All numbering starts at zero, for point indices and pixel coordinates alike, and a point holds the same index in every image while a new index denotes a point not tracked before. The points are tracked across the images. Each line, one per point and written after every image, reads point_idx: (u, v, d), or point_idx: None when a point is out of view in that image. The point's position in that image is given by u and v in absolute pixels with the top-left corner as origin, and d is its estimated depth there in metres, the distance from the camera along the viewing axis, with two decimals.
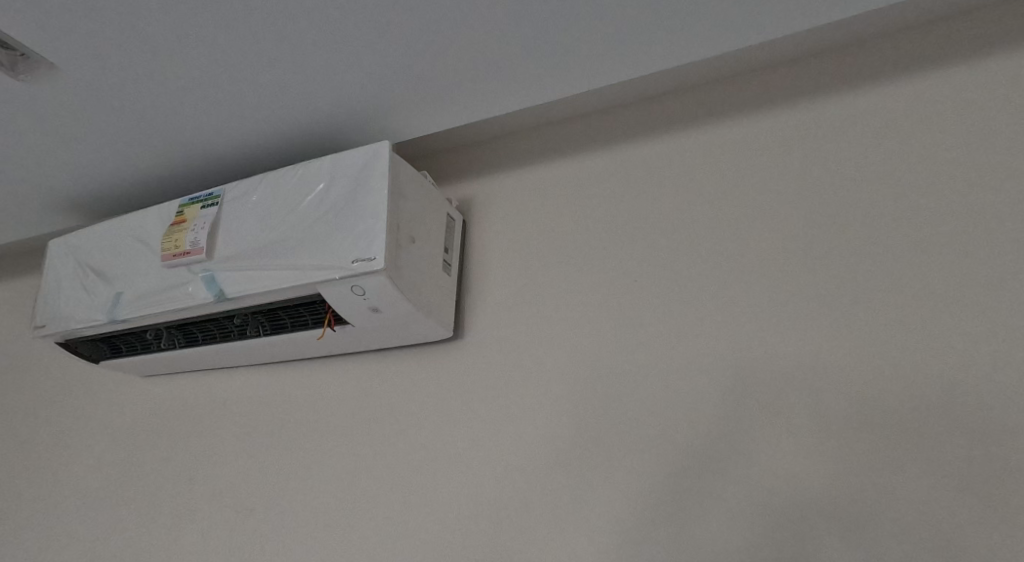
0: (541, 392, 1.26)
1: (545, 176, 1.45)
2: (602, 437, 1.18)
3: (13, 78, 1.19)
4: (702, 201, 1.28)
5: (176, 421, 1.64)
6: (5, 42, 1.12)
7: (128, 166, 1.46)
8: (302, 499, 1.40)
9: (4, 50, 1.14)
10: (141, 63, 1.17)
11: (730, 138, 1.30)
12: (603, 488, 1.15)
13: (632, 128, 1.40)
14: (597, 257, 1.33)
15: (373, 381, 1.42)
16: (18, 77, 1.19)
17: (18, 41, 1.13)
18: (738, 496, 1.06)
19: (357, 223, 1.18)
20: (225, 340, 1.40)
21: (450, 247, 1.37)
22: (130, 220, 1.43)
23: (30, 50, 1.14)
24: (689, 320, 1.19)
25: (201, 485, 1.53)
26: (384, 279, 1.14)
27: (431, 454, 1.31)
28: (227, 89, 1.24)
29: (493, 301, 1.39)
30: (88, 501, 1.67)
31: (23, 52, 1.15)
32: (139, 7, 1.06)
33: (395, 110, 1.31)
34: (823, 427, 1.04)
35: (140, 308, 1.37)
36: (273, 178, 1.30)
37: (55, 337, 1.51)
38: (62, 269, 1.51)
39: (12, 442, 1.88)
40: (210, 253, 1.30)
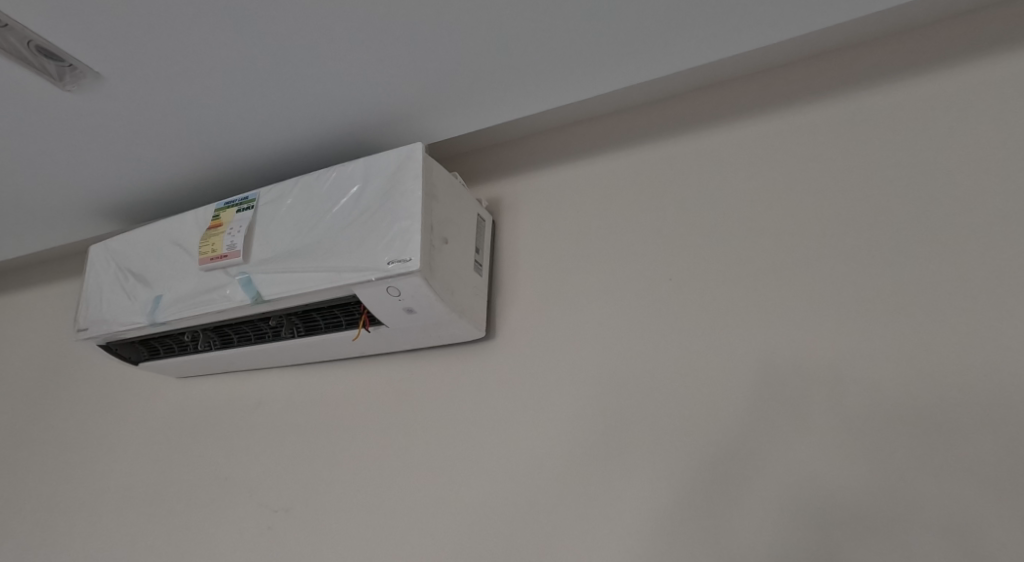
0: (574, 391, 1.27)
1: (574, 174, 1.45)
2: (638, 436, 1.19)
3: (59, 87, 1.23)
4: (734, 197, 1.27)
5: (211, 422, 1.66)
6: (52, 53, 1.16)
7: (165, 171, 1.49)
8: (337, 499, 1.41)
9: (51, 60, 1.18)
10: (181, 69, 1.20)
11: (763, 133, 1.29)
12: (641, 487, 1.15)
13: (662, 125, 1.40)
14: (627, 255, 1.33)
15: (405, 381, 1.43)
16: (64, 87, 1.23)
17: (64, 53, 1.16)
18: (775, 494, 1.06)
19: (392, 225, 1.19)
20: (260, 342, 1.43)
21: (481, 247, 1.37)
22: (168, 224, 1.47)
23: (76, 60, 1.17)
24: (727, 320, 1.19)
25: (236, 485, 1.55)
26: (419, 280, 1.15)
27: (464, 453, 1.32)
28: (263, 94, 1.26)
29: (523, 301, 1.39)
30: (126, 501, 1.70)
31: (69, 63, 1.18)
32: (182, 15, 1.09)
33: (427, 111, 1.32)
34: (860, 425, 1.05)
35: (178, 311, 1.40)
36: (308, 182, 1.32)
37: (97, 341, 1.55)
38: (103, 273, 1.55)
39: (52, 444, 1.92)
40: (247, 256, 1.33)
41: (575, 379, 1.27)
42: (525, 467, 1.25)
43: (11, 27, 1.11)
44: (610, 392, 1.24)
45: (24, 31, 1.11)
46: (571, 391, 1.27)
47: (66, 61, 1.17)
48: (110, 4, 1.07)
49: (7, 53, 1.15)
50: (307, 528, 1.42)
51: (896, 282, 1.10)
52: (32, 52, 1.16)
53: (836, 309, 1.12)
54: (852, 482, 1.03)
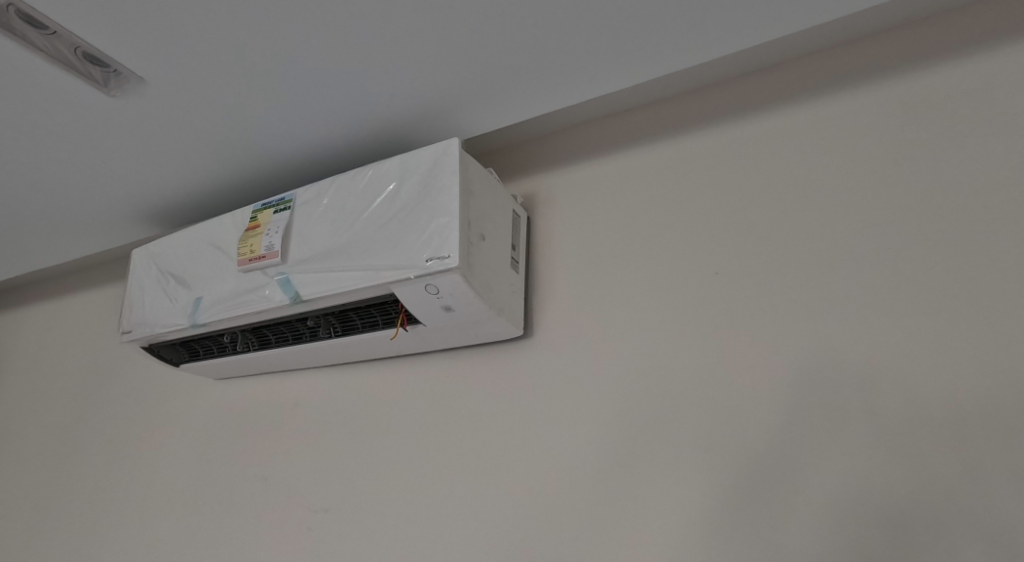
0: (615, 388, 1.24)
1: (611, 167, 1.42)
2: (683, 435, 1.16)
3: (105, 93, 1.24)
4: (779, 186, 1.23)
5: (251, 422, 1.68)
6: (99, 59, 1.17)
7: (203, 173, 1.50)
8: (376, 499, 1.41)
9: (98, 67, 1.19)
10: (220, 73, 1.21)
11: (809, 119, 1.25)
12: (688, 487, 1.12)
13: (703, 113, 1.36)
14: (666, 248, 1.30)
15: (443, 380, 1.42)
16: (110, 93, 1.25)
17: (109, 58, 1.17)
18: (829, 495, 1.03)
19: (430, 221, 1.18)
20: (298, 342, 1.43)
21: (517, 244, 1.35)
22: (207, 226, 1.48)
23: (121, 66, 1.18)
24: (776, 314, 1.16)
25: (276, 485, 1.56)
26: (458, 277, 1.14)
27: (503, 452, 1.30)
28: (299, 93, 1.26)
29: (560, 297, 1.37)
30: (169, 501, 1.72)
31: (115, 68, 1.20)
32: (221, 18, 1.09)
33: (462, 106, 1.30)
34: (916, 423, 1.01)
35: (218, 312, 1.41)
36: (344, 181, 1.32)
37: (140, 342, 1.57)
38: (144, 275, 1.57)
39: (98, 445, 1.96)
40: (285, 257, 1.33)
41: (615, 376, 1.25)
42: (565, 467, 1.23)
43: (59, 34, 1.12)
44: (652, 388, 1.21)
45: (71, 37, 1.12)
46: (613, 389, 1.24)
47: (112, 66, 1.19)
48: (151, 7, 1.07)
49: (56, 60, 1.16)
50: (347, 528, 1.41)
51: (951, 274, 1.06)
52: (79, 58, 1.17)
53: (887, 302, 1.08)
54: (911, 482, 0.99)
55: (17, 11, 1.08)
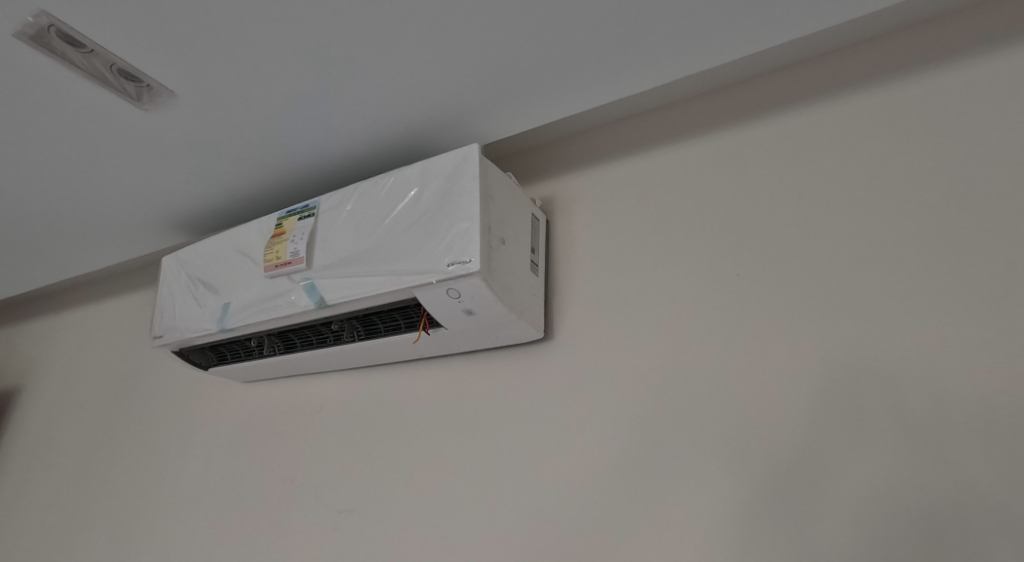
0: (635, 389, 1.25)
1: (630, 169, 1.44)
2: (703, 435, 1.17)
3: (138, 107, 1.28)
4: (799, 186, 1.24)
5: (277, 424, 1.71)
6: (132, 74, 1.21)
7: (229, 181, 1.54)
8: (400, 499, 1.43)
9: (131, 82, 1.23)
10: (247, 85, 1.24)
11: (828, 118, 1.25)
12: (709, 487, 1.13)
13: (722, 114, 1.37)
14: (685, 250, 1.31)
15: (465, 382, 1.44)
16: (143, 107, 1.29)
17: (143, 74, 1.21)
18: (851, 495, 1.04)
19: (451, 227, 1.21)
20: (322, 346, 1.46)
21: (536, 247, 1.37)
22: (234, 233, 1.51)
23: (154, 81, 1.22)
24: (796, 315, 1.16)
25: (302, 486, 1.59)
26: (479, 281, 1.16)
27: (525, 454, 1.32)
28: (323, 102, 1.28)
29: (580, 299, 1.38)
30: (198, 502, 1.77)
31: (147, 83, 1.24)
32: (249, 32, 1.12)
33: (482, 112, 1.32)
34: (937, 422, 1.02)
35: (246, 317, 1.45)
36: (366, 188, 1.35)
37: (171, 347, 1.61)
38: (174, 282, 1.61)
39: (130, 448, 2.01)
40: (310, 263, 1.36)
41: (635, 377, 1.26)
42: (587, 467, 1.25)
43: (95, 52, 1.16)
44: (673, 388, 1.22)
45: (107, 55, 1.16)
46: (633, 390, 1.25)
47: (145, 81, 1.23)
48: (182, 23, 1.10)
49: (91, 77, 1.21)
50: (373, 528, 1.44)
51: (971, 273, 1.06)
52: (113, 74, 1.21)
53: (907, 301, 1.09)
54: (932, 481, 1.00)
55: (56, 30, 1.12)
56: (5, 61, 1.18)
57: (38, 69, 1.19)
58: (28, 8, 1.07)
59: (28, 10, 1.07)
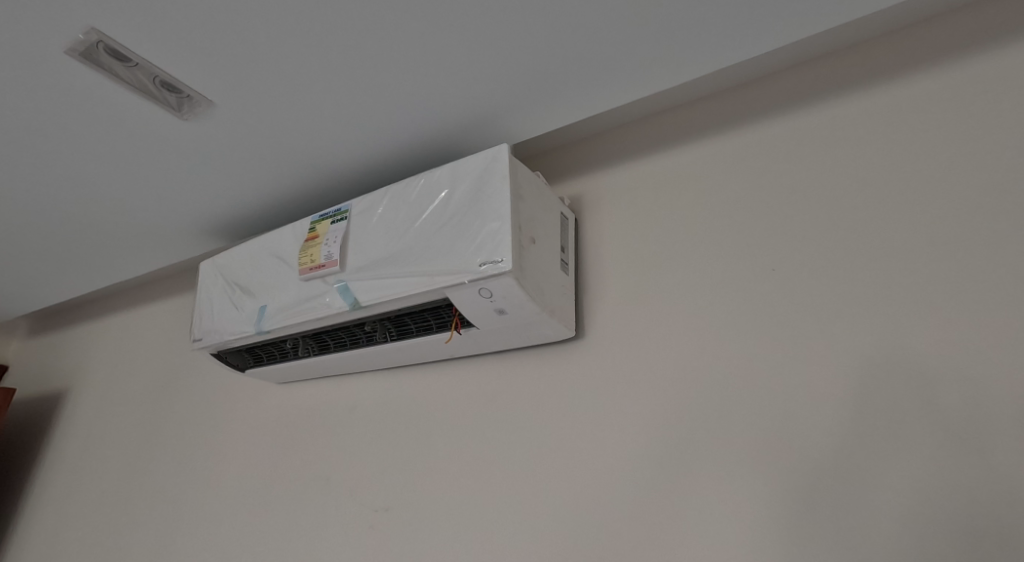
0: (666, 386, 1.25)
1: (659, 165, 1.43)
2: (737, 433, 1.16)
3: (179, 117, 1.32)
4: (831, 179, 1.22)
5: (312, 424, 1.74)
6: (173, 85, 1.24)
7: (263, 187, 1.57)
8: (433, 498, 1.45)
9: (172, 93, 1.27)
10: (280, 92, 1.26)
11: (861, 109, 1.23)
12: (743, 485, 1.13)
13: (753, 107, 1.35)
14: (715, 246, 1.30)
15: (497, 381, 1.46)
16: (183, 117, 1.32)
17: (184, 85, 1.24)
18: (889, 492, 1.03)
19: (482, 227, 1.22)
20: (355, 347, 1.49)
21: (566, 245, 1.38)
22: (269, 237, 1.54)
23: (193, 92, 1.26)
24: (830, 310, 1.15)
25: (337, 486, 1.62)
26: (511, 280, 1.16)
27: (557, 452, 1.32)
28: (355, 107, 1.30)
29: (609, 297, 1.38)
30: (236, 502, 1.80)
31: (187, 94, 1.27)
32: (284, 43, 1.15)
33: (510, 112, 1.33)
34: (977, 418, 1.00)
35: (282, 319, 1.47)
36: (397, 190, 1.36)
37: (210, 350, 1.65)
38: (213, 286, 1.65)
39: (170, 449, 2.06)
40: (344, 265, 1.38)
41: (666, 375, 1.26)
42: (619, 465, 1.25)
43: (140, 65, 1.20)
44: (706, 385, 1.21)
45: (151, 68, 1.20)
46: (664, 388, 1.25)
47: (186, 92, 1.26)
48: (220, 34, 1.13)
49: (136, 89, 1.25)
50: (407, 527, 1.46)
51: (1010, 265, 1.04)
52: (156, 85, 1.25)
53: (943, 295, 1.07)
54: (973, 477, 0.98)
55: (104, 46, 1.16)
56: (55, 76, 1.22)
57: (85, 83, 1.24)
58: (77, 26, 1.11)
59: (78, 27, 1.11)
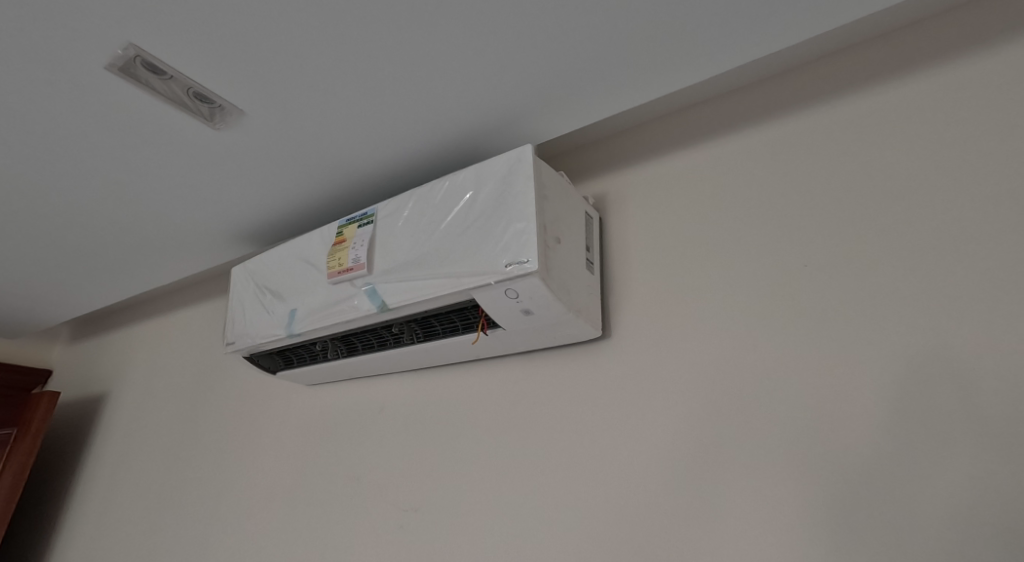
0: (693, 384, 1.25)
1: (683, 163, 1.42)
2: (766, 431, 1.16)
3: (211, 127, 1.35)
4: (859, 174, 1.21)
5: (341, 426, 1.77)
6: (205, 96, 1.27)
7: (290, 193, 1.60)
8: (462, 497, 1.46)
9: (205, 103, 1.30)
10: (309, 99, 1.28)
11: (887, 102, 1.22)
12: (773, 483, 1.12)
13: (778, 103, 1.34)
14: (741, 242, 1.29)
15: (524, 381, 1.46)
16: (216, 127, 1.35)
17: (215, 95, 1.27)
18: (923, 490, 1.02)
19: (507, 228, 1.22)
20: (383, 348, 1.51)
21: (591, 244, 1.38)
22: (298, 242, 1.57)
23: (226, 102, 1.29)
24: (860, 307, 1.14)
25: (367, 486, 1.64)
26: (537, 281, 1.17)
27: (585, 452, 1.33)
28: (381, 112, 1.32)
29: (635, 296, 1.38)
30: (270, 503, 1.83)
31: (220, 104, 1.30)
32: (313, 51, 1.17)
33: (533, 114, 1.34)
34: (1012, 414, 0.99)
35: (312, 322, 1.50)
36: (423, 193, 1.38)
37: (242, 353, 1.69)
38: (244, 290, 1.68)
39: (206, 450, 2.10)
40: (371, 268, 1.40)
41: (693, 373, 1.26)
42: (647, 464, 1.25)
43: (174, 78, 1.23)
44: (734, 384, 1.21)
45: (185, 80, 1.23)
46: (691, 385, 1.25)
47: (217, 102, 1.29)
48: (251, 45, 1.16)
49: (170, 101, 1.28)
50: (436, 526, 1.47)
51: None
52: (190, 96, 1.28)
53: (976, 290, 1.06)
54: (1009, 475, 0.97)
55: (141, 60, 1.19)
56: (94, 90, 1.26)
57: (122, 96, 1.27)
58: (117, 42, 1.15)
59: (117, 43, 1.15)
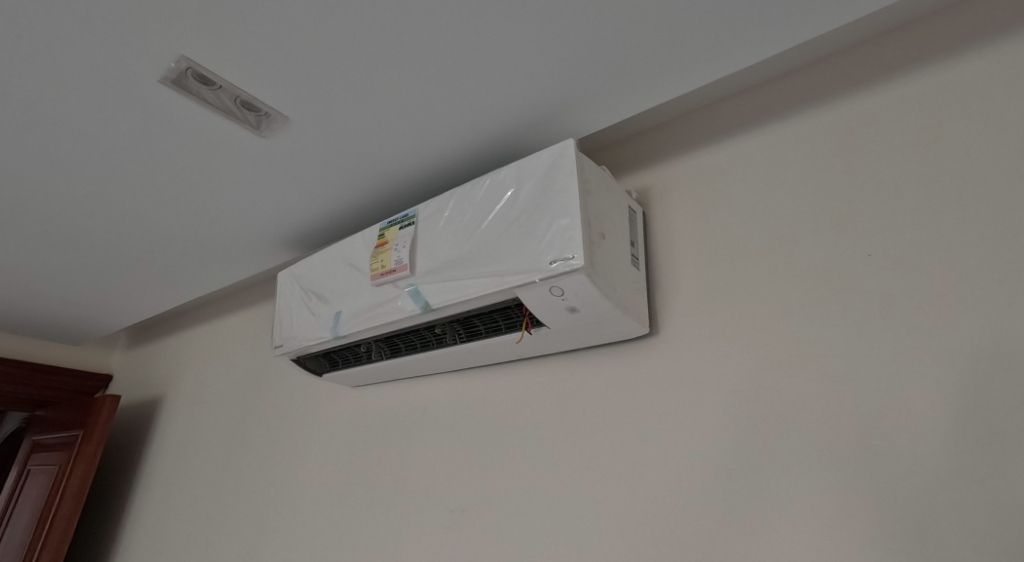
0: (745, 380, 1.21)
1: (729, 152, 1.38)
2: (823, 429, 1.12)
3: (258, 135, 1.37)
4: (917, 159, 1.16)
5: (387, 427, 1.78)
6: (252, 104, 1.29)
7: (332, 197, 1.61)
8: (508, 497, 1.45)
9: (252, 111, 1.31)
10: (351, 103, 1.29)
11: (945, 83, 1.16)
12: (832, 483, 1.08)
13: (828, 86, 1.29)
14: (793, 233, 1.24)
15: (570, 380, 1.44)
16: (262, 135, 1.37)
17: (262, 104, 1.29)
18: (995, 491, 0.97)
19: (551, 224, 1.20)
20: (427, 349, 1.50)
21: (635, 240, 1.35)
22: (341, 245, 1.58)
23: (272, 110, 1.30)
24: (923, 300, 1.09)
25: (413, 486, 1.64)
26: (583, 277, 1.15)
27: (632, 451, 1.30)
28: (422, 113, 1.32)
29: (682, 291, 1.35)
30: (319, 503, 1.85)
31: (266, 112, 1.31)
32: (356, 55, 1.17)
33: (574, 109, 1.32)
34: None
35: (356, 324, 1.50)
36: (463, 193, 1.37)
37: (290, 355, 1.71)
38: (290, 294, 1.70)
39: (257, 452, 2.14)
40: (414, 269, 1.40)
41: (745, 369, 1.22)
42: (698, 463, 1.21)
43: (223, 88, 1.25)
44: (789, 380, 1.17)
45: (234, 90, 1.25)
46: (743, 382, 1.21)
47: (264, 110, 1.30)
48: (296, 52, 1.16)
49: (219, 110, 1.30)
50: (484, 527, 1.46)
51: None
52: (238, 105, 1.30)
53: None
54: None
55: (192, 72, 1.22)
56: (146, 102, 1.29)
57: (174, 107, 1.30)
58: (169, 55, 1.17)
59: (170, 56, 1.17)
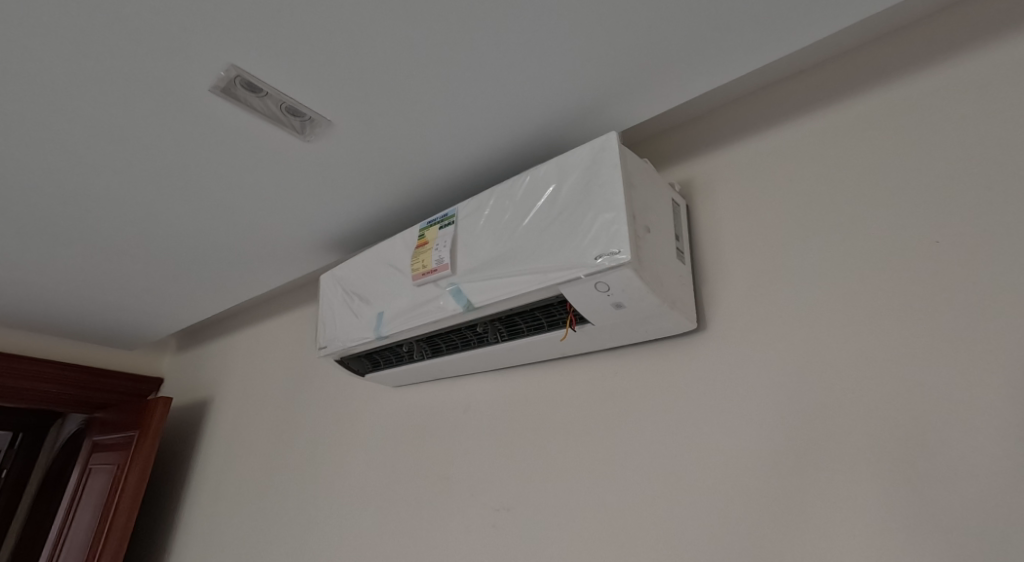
0: (799, 375, 1.17)
1: (777, 140, 1.33)
2: (884, 424, 1.07)
3: (302, 139, 1.37)
4: (979, 142, 1.10)
5: (430, 426, 1.78)
6: (297, 109, 1.29)
7: (372, 198, 1.61)
8: (553, 496, 1.43)
9: (297, 116, 1.32)
10: (392, 105, 1.28)
11: (1008, 62, 1.11)
12: (895, 480, 1.04)
13: (881, 67, 1.23)
14: (846, 222, 1.19)
15: (613, 377, 1.42)
16: (306, 139, 1.38)
17: (307, 109, 1.29)
18: None
19: (594, 219, 1.18)
20: (469, 349, 1.49)
21: (680, 233, 1.31)
22: (382, 246, 1.58)
23: (315, 114, 1.30)
24: (990, 291, 1.04)
25: (457, 485, 1.64)
26: (630, 272, 1.12)
27: (681, 449, 1.26)
28: (463, 111, 1.30)
29: (729, 285, 1.30)
30: (364, 502, 1.86)
31: (310, 116, 1.32)
32: (399, 56, 1.16)
33: (615, 103, 1.29)
34: None
35: (399, 324, 1.50)
36: (503, 190, 1.35)
37: (333, 356, 1.71)
38: (332, 295, 1.71)
39: (303, 452, 2.17)
40: (456, 268, 1.39)
41: (799, 363, 1.17)
42: (750, 461, 1.18)
43: (269, 94, 1.26)
44: (847, 376, 1.12)
45: (280, 96, 1.26)
46: (798, 377, 1.17)
47: (308, 115, 1.31)
48: (340, 55, 1.16)
49: (265, 116, 1.31)
50: (529, 525, 1.45)
51: None
52: (283, 111, 1.31)
53: None
54: None
55: (240, 79, 1.23)
56: (194, 110, 1.30)
57: (221, 115, 1.31)
58: (216, 63, 1.18)
59: (218, 64, 1.18)
